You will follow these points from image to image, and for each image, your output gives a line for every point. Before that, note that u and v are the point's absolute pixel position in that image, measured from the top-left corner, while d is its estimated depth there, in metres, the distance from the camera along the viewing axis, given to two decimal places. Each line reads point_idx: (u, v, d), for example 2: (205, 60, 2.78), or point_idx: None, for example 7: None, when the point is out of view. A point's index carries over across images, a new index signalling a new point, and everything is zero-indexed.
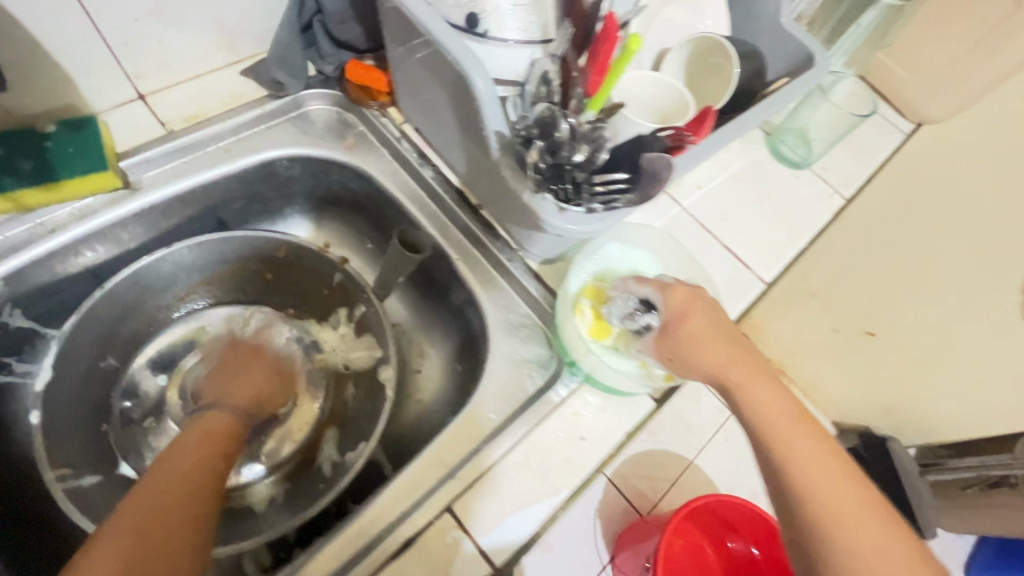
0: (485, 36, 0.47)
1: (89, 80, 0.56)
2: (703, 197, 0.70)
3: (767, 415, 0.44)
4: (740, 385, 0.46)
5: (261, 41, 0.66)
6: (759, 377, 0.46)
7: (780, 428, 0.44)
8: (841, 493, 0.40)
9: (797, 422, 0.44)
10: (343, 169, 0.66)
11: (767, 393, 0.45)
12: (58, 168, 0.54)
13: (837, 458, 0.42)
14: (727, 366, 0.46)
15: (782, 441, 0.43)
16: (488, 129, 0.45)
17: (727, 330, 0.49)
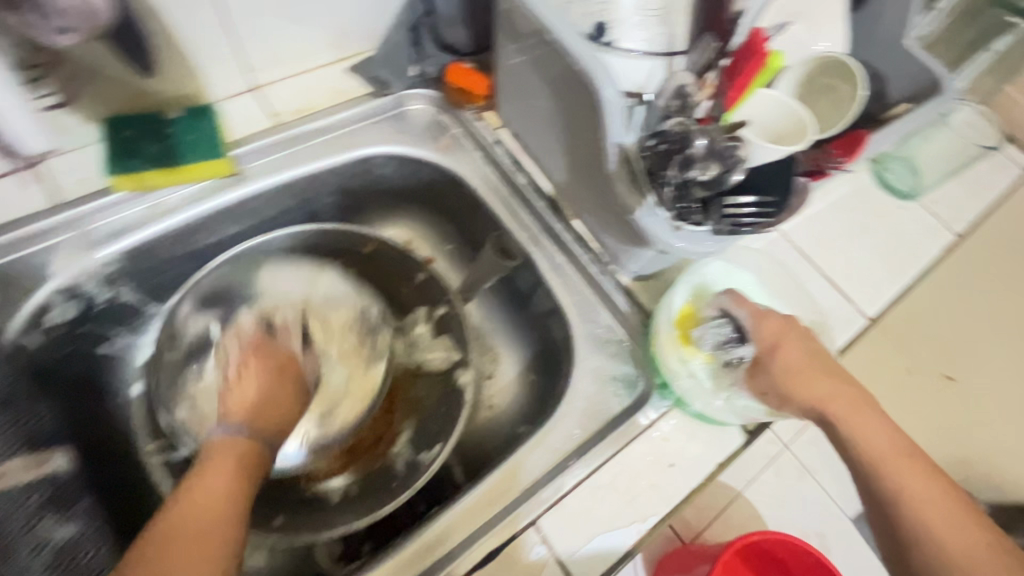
0: (610, 45, 0.47)
1: (212, 69, 0.58)
2: (803, 223, 0.67)
3: (874, 447, 0.43)
4: (843, 418, 0.44)
5: (368, 40, 0.67)
6: (862, 409, 0.44)
7: (890, 460, 0.42)
8: (942, 521, 0.40)
9: (909, 458, 0.42)
10: (437, 170, 0.67)
11: (871, 425, 0.43)
12: (182, 153, 0.58)
13: (944, 483, 0.41)
14: (829, 398, 0.45)
15: (892, 474, 0.42)
16: (609, 139, 0.44)
17: (823, 356, 0.47)
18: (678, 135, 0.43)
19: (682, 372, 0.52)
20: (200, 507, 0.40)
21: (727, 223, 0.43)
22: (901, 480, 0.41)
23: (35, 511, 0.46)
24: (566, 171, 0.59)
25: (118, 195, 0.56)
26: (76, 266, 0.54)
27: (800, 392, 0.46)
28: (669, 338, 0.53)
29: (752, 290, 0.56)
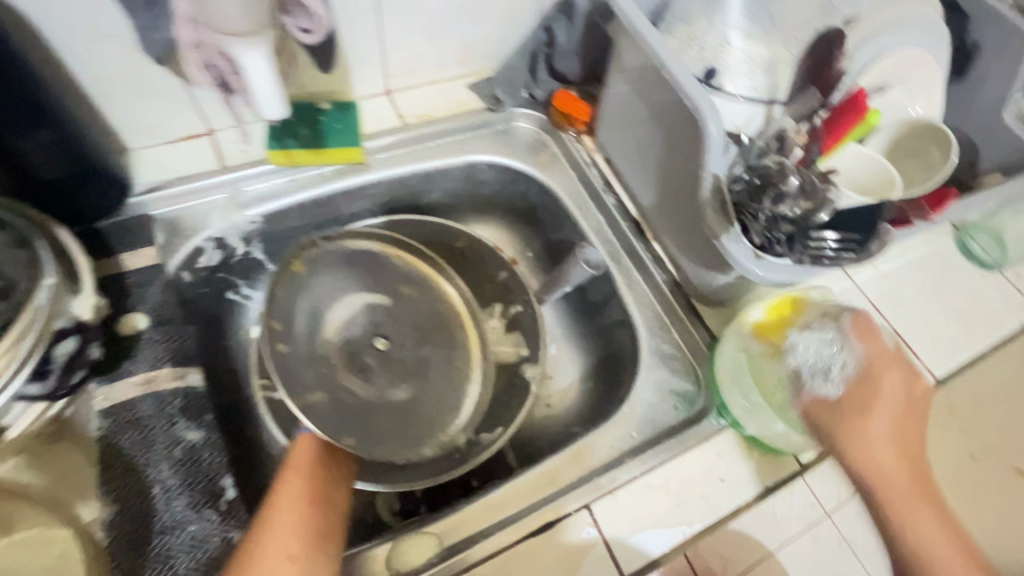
0: (720, 87, 0.54)
1: (360, 72, 0.69)
2: (878, 279, 0.68)
3: (900, 506, 0.47)
4: (886, 483, 0.47)
5: (490, 61, 0.76)
6: (903, 474, 0.48)
7: (931, 547, 0.45)
8: None
9: (954, 544, 0.45)
10: (533, 182, 0.74)
11: (907, 490, 0.47)
12: (325, 139, 0.67)
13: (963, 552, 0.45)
14: (876, 461, 0.48)
15: (932, 561, 0.45)
16: (707, 170, 0.49)
17: (889, 419, 0.50)
18: (775, 171, 0.47)
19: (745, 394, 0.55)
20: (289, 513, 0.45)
21: (808, 257, 0.47)
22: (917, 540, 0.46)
23: (175, 414, 0.52)
24: (655, 195, 0.64)
25: (268, 167, 0.65)
26: (230, 220, 0.64)
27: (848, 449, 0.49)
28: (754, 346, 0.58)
29: None
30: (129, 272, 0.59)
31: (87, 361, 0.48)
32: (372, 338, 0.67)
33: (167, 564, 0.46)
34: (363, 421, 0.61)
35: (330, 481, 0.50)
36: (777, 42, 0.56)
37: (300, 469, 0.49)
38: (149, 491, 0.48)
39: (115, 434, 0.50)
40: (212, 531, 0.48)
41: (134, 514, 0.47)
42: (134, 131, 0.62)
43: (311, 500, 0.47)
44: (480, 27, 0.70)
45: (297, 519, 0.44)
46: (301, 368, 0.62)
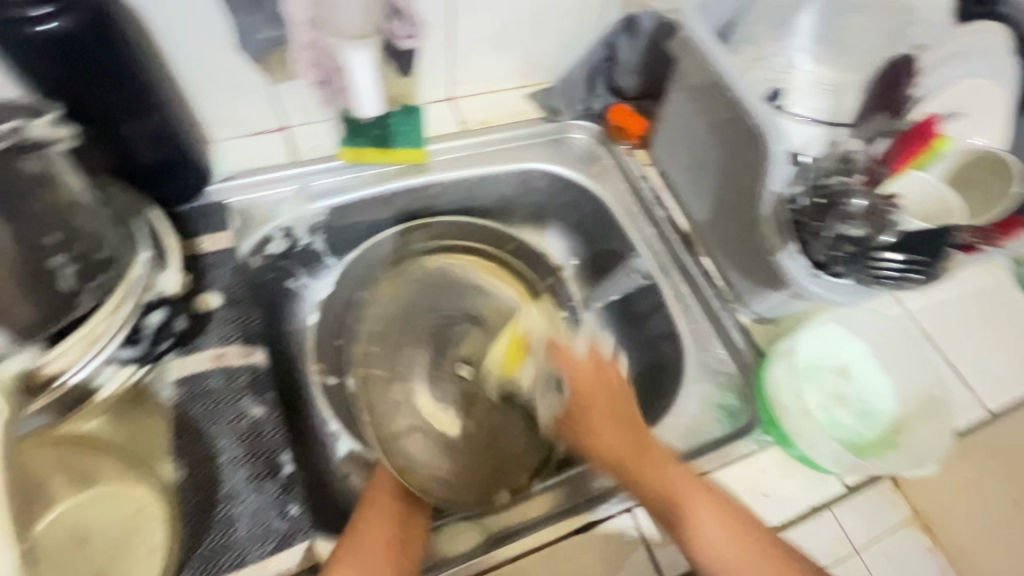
0: (784, 107, 0.57)
1: (427, 77, 0.72)
2: (931, 307, 0.67)
3: (680, 491, 0.50)
4: (625, 451, 0.53)
5: (549, 74, 0.79)
6: (627, 442, 0.54)
7: (681, 501, 0.50)
8: (724, 554, 0.48)
9: (709, 503, 0.50)
10: (585, 192, 0.75)
11: (696, 489, 0.51)
12: (393, 140, 0.70)
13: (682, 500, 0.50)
14: (615, 446, 0.54)
15: (684, 513, 0.49)
16: (768, 188, 0.50)
17: (594, 394, 0.58)
18: (840, 191, 0.49)
19: (795, 411, 0.55)
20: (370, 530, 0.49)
21: (871, 275, 0.47)
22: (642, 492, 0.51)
23: (240, 389, 0.55)
24: (711, 211, 0.65)
25: (336, 163, 0.69)
26: (299, 211, 0.67)
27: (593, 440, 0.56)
28: (801, 362, 0.57)
29: (858, 359, 0.58)
30: (206, 254, 0.62)
31: (173, 333, 0.51)
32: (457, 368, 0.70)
33: (231, 527, 0.49)
34: (445, 451, 0.66)
35: (409, 513, 0.52)
36: (841, 69, 0.59)
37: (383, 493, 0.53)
38: (216, 458, 0.51)
39: (187, 403, 0.53)
40: (271, 502, 0.50)
41: (201, 478, 0.50)
42: (217, 124, 0.66)
43: (388, 534, 0.49)
44: (542, 41, 0.74)
45: (379, 533, 0.49)
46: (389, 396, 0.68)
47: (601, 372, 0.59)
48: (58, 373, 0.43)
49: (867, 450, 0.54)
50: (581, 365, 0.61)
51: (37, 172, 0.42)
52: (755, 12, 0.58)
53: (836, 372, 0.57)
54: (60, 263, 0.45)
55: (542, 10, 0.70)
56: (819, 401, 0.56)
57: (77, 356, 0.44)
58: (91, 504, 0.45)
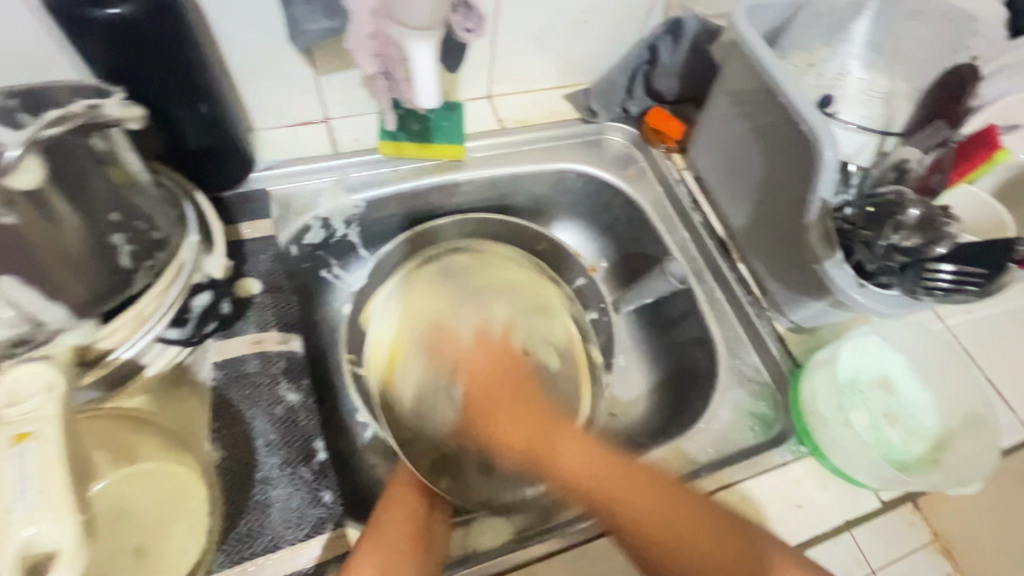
0: (834, 115, 0.57)
1: (467, 74, 0.73)
2: (972, 324, 0.65)
3: (611, 487, 0.46)
4: (602, 478, 0.46)
5: (588, 75, 0.79)
6: (605, 462, 0.47)
7: (594, 487, 0.46)
8: (673, 536, 0.44)
9: (615, 466, 0.47)
10: (619, 193, 0.75)
11: (690, 516, 0.45)
12: (434, 135, 0.71)
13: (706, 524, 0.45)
14: (578, 469, 0.47)
15: (607, 500, 0.45)
16: (816, 195, 0.50)
17: (517, 392, 0.53)
18: (893, 203, 0.48)
19: (834, 422, 0.54)
20: (391, 530, 0.48)
21: (922, 289, 0.46)
22: (638, 519, 0.44)
23: (277, 374, 0.55)
24: (750, 217, 0.64)
25: (376, 156, 0.69)
26: (338, 202, 0.67)
27: (549, 466, 0.48)
28: (842, 373, 0.56)
29: (900, 372, 0.58)
30: (246, 241, 0.63)
31: (219, 315, 0.52)
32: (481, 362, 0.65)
33: (265, 513, 0.48)
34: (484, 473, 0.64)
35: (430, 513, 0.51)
36: (895, 78, 0.58)
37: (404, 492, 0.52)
38: (253, 443, 0.51)
39: (226, 387, 0.53)
40: (304, 489, 0.50)
41: (237, 462, 0.50)
42: (263, 113, 0.67)
43: (410, 532, 0.48)
44: (584, 42, 0.74)
45: (400, 533, 0.48)
46: (416, 397, 0.66)
47: (506, 364, 0.55)
48: (110, 348, 0.43)
49: (909, 466, 0.53)
50: (483, 355, 0.57)
51: (104, 151, 0.41)
52: (809, 15, 0.57)
53: (878, 385, 0.57)
54: (119, 242, 0.44)
55: (586, 12, 0.70)
56: (863, 419, 0.55)
57: (127, 334, 0.43)
58: (130, 480, 0.47)
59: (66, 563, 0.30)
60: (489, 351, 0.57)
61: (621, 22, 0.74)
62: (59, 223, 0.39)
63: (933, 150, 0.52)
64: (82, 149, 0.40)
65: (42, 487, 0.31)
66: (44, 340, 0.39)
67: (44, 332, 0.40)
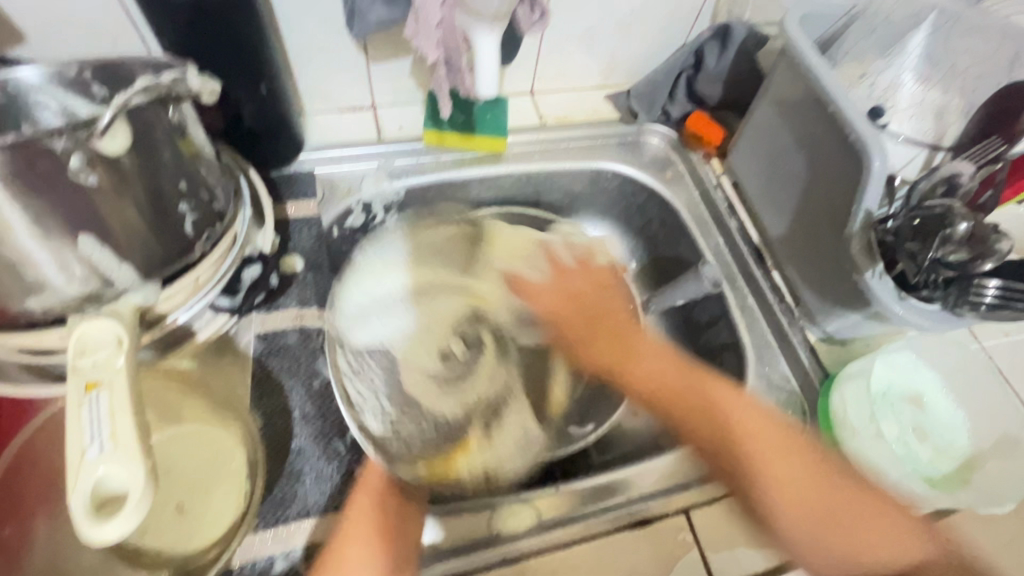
0: (885, 126, 0.58)
1: (512, 69, 0.74)
2: (1009, 346, 0.64)
3: (685, 387, 0.51)
4: (676, 395, 0.51)
5: (630, 76, 0.80)
6: (675, 373, 0.52)
7: (669, 383, 0.52)
8: (787, 466, 0.46)
9: (699, 376, 0.51)
10: (656, 195, 0.75)
11: (795, 449, 0.47)
12: (477, 127, 0.71)
13: (721, 421, 0.49)
14: (732, 417, 0.49)
15: (687, 404, 0.50)
16: (861, 206, 0.50)
17: (609, 326, 0.57)
18: (940, 215, 0.47)
19: (863, 433, 0.54)
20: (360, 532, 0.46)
21: (965, 304, 0.47)
22: (705, 420, 0.49)
23: (316, 350, 0.56)
24: (790, 223, 0.64)
25: (420, 145, 0.71)
26: (380, 187, 0.69)
27: (625, 382, 0.53)
28: (874, 385, 0.56)
29: (933, 390, 0.57)
30: (292, 220, 0.63)
31: (267, 287, 0.54)
32: (449, 342, 0.60)
33: (298, 481, 0.50)
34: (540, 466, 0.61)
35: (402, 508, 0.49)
36: (949, 92, 0.58)
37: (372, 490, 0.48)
38: (291, 413, 0.53)
39: (267, 358, 0.55)
40: (337, 462, 0.51)
41: (272, 431, 0.52)
42: (313, 96, 0.69)
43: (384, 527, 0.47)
44: (629, 43, 0.75)
45: (366, 538, 0.46)
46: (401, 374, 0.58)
47: (578, 302, 0.59)
48: (167, 311, 0.47)
49: (940, 483, 0.53)
50: (551, 301, 0.59)
51: (175, 121, 0.42)
52: (862, 26, 0.58)
53: (910, 400, 0.57)
54: (183, 211, 0.44)
55: (635, 13, 0.71)
56: (897, 432, 0.54)
57: (184, 298, 0.47)
58: (173, 440, 0.50)
59: (131, 500, 0.31)
60: (566, 289, 0.60)
61: (668, 25, 0.74)
62: (130, 186, 0.39)
63: (983, 166, 0.51)
64: (160, 120, 0.41)
65: (113, 430, 0.33)
66: (110, 299, 0.42)
67: (109, 292, 0.42)
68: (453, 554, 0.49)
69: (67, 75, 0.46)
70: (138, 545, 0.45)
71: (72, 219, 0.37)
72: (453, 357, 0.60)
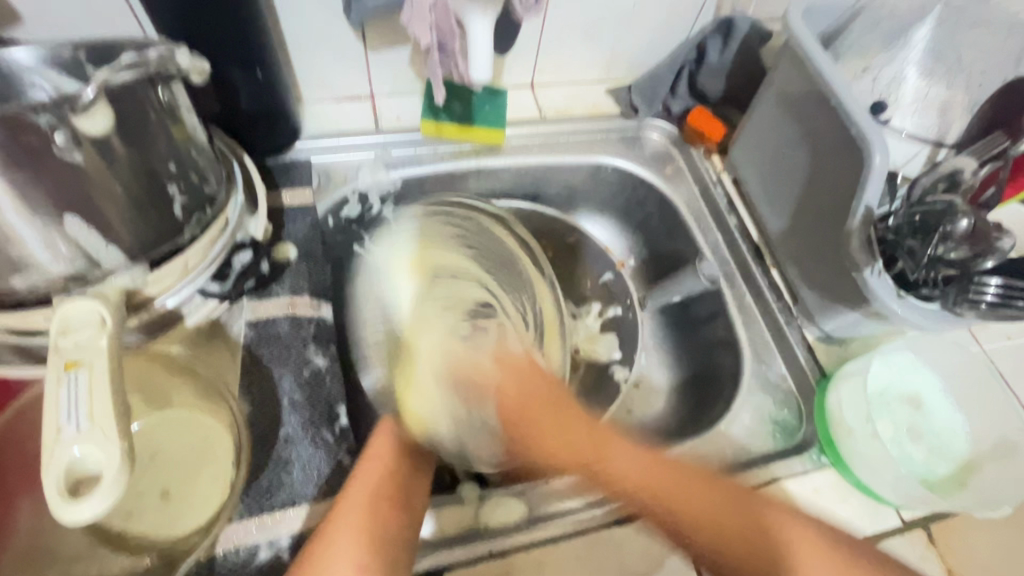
0: (886, 123, 0.57)
1: (512, 61, 0.73)
2: (1011, 349, 0.63)
3: (674, 486, 0.43)
4: (603, 459, 0.45)
5: (631, 71, 0.79)
6: (582, 440, 0.46)
7: (660, 491, 0.43)
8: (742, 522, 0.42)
9: (688, 476, 0.44)
10: (655, 191, 0.74)
11: (704, 485, 0.43)
12: (475, 119, 0.71)
13: (755, 520, 0.42)
14: (636, 483, 0.44)
15: (676, 510, 0.43)
16: (861, 201, 0.49)
17: (562, 411, 0.48)
18: (941, 211, 0.47)
19: (860, 433, 0.53)
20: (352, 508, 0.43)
21: (965, 303, 0.45)
22: (681, 516, 0.42)
23: (307, 339, 0.55)
24: (790, 220, 0.63)
25: (417, 135, 0.70)
26: (376, 178, 0.68)
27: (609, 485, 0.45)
28: (871, 385, 0.56)
29: (932, 392, 0.57)
30: (287, 207, 0.63)
31: (258, 274, 0.55)
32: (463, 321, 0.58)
33: (286, 470, 0.48)
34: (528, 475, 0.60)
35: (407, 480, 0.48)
36: (953, 86, 0.57)
37: (377, 462, 0.47)
38: (280, 401, 0.51)
39: (257, 345, 0.54)
40: (326, 451, 0.50)
41: (260, 418, 0.50)
42: (311, 84, 0.69)
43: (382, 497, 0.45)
44: (632, 35, 0.74)
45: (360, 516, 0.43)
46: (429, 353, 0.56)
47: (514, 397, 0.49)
48: (155, 296, 0.46)
49: (937, 485, 0.52)
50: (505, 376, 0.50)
51: (166, 101, 0.42)
52: (869, 18, 0.57)
53: (908, 401, 0.56)
54: (173, 194, 0.44)
55: (637, 5, 0.70)
56: (890, 433, 0.54)
57: (173, 281, 0.47)
58: (161, 425, 0.50)
59: (106, 481, 0.31)
60: (512, 373, 0.50)
61: (671, 18, 0.73)
62: (117, 167, 0.39)
63: (986, 162, 0.50)
64: (150, 100, 0.40)
65: (92, 413, 0.33)
66: (97, 280, 0.42)
67: (97, 272, 0.42)
68: (442, 545, 0.50)
69: (61, 56, 0.46)
70: (121, 529, 0.45)
71: (58, 199, 0.37)
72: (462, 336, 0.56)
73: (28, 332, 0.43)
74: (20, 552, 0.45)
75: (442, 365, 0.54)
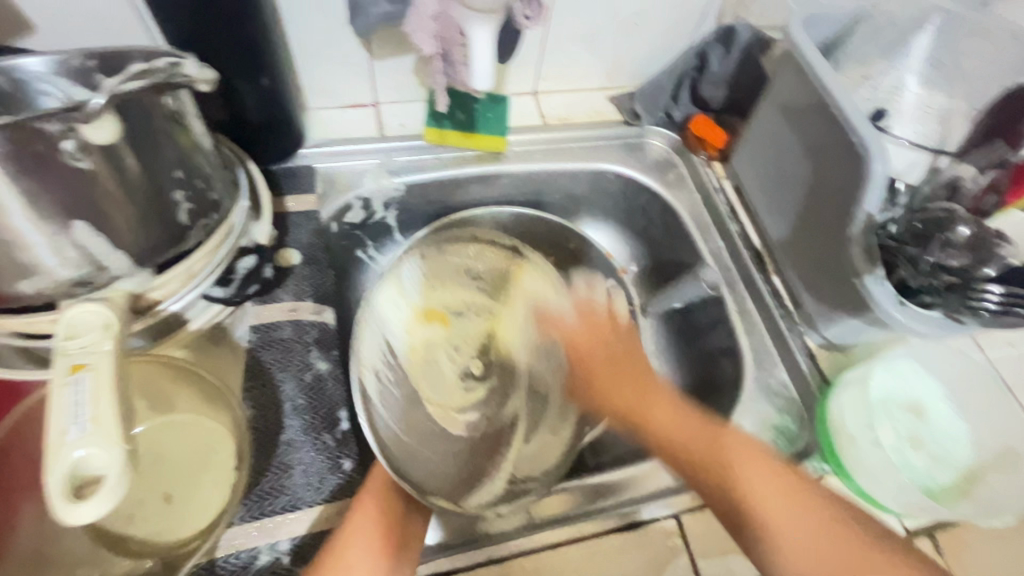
0: (886, 129, 0.57)
1: (515, 68, 0.74)
2: (1015, 357, 0.63)
3: (731, 453, 0.48)
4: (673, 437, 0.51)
5: (634, 78, 0.80)
6: (633, 392, 0.57)
7: (697, 456, 0.49)
8: (764, 496, 0.45)
9: (715, 436, 0.50)
10: (656, 198, 0.74)
11: (752, 456, 0.48)
12: (478, 126, 0.72)
13: (721, 455, 0.48)
14: (686, 442, 0.50)
15: (728, 468, 0.47)
16: (862, 208, 0.50)
17: (622, 367, 0.60)
18: (943, 218, 0.47)
19: (862, 441, 0.53)
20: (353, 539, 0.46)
21: (965, 309, 0.46)
22: (701, 477, 0.48)
23: (309, 343, 0.55)
24: (791, 227, 0.63)
25: (420, 142, 0.71)
26: (380, 184, 0.69)
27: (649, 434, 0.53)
28: (874, 392, 0.55)
29: (938, 400, 0.56)
30: (290, 213, 0.63)
31: (262, 279, 0.55)
32: (471, 361, 0.67)
33: (287, 474, 0.49)
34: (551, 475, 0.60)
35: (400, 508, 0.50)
36: (954, 96, 0.57)
37: (375, 493, 0.49)
38: (282, 405, 0.52)
39: (260, 349, 0.54)
40: (327, 455, 0.50)
41: (262, 422, 0.51)
42: (316, 92, 0.70)
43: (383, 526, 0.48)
44: (634, 44, 0.74)
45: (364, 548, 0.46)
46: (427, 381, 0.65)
47: (598, 338, 0.64)
48: (160, 299, 0.47)
49: (939, 493, 0.52)
50: (577, 325, 0.65)
51: (173, 108, 0.42)
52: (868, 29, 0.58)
53: (912, 409, 0.55)
54: (179, 200, 0.44)
55: (639, 14, 0.71)
56: (894, 440, 0.54)
57: (178, 286, 0.47)
58: (164, 430, 0.50)
59: (109, 484, 0.32)
60: (589, 323, 0.65)
61: (673, 27, 0.74)
62: (123, 173, 0.39)
63: (986, 171, 0.50)
64: (157, 108, 0.41)
65: (96, 416, 0.33)
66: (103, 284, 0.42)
67: (103, 276, 0.42)
68: (449, 548, 0.50)
69: (70, 64, 0.47)
70: (122, 533, 0.46)
71: (67, 205, 0.38)
72: (471, 376, 0.67)
73: (34, 336, 0.44)
74: (19, 557, 0.45)
75: (443, 390, 0.65)
